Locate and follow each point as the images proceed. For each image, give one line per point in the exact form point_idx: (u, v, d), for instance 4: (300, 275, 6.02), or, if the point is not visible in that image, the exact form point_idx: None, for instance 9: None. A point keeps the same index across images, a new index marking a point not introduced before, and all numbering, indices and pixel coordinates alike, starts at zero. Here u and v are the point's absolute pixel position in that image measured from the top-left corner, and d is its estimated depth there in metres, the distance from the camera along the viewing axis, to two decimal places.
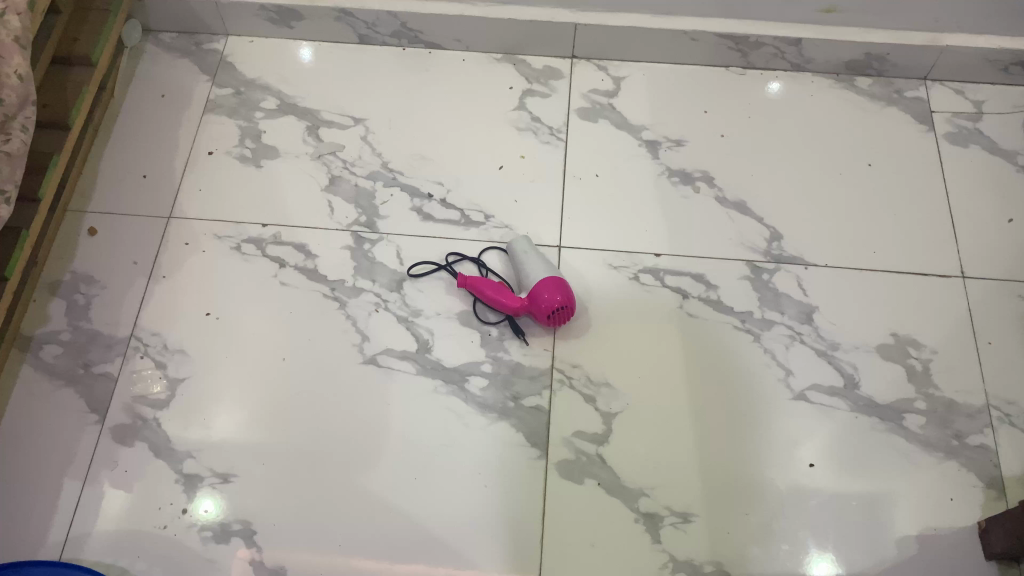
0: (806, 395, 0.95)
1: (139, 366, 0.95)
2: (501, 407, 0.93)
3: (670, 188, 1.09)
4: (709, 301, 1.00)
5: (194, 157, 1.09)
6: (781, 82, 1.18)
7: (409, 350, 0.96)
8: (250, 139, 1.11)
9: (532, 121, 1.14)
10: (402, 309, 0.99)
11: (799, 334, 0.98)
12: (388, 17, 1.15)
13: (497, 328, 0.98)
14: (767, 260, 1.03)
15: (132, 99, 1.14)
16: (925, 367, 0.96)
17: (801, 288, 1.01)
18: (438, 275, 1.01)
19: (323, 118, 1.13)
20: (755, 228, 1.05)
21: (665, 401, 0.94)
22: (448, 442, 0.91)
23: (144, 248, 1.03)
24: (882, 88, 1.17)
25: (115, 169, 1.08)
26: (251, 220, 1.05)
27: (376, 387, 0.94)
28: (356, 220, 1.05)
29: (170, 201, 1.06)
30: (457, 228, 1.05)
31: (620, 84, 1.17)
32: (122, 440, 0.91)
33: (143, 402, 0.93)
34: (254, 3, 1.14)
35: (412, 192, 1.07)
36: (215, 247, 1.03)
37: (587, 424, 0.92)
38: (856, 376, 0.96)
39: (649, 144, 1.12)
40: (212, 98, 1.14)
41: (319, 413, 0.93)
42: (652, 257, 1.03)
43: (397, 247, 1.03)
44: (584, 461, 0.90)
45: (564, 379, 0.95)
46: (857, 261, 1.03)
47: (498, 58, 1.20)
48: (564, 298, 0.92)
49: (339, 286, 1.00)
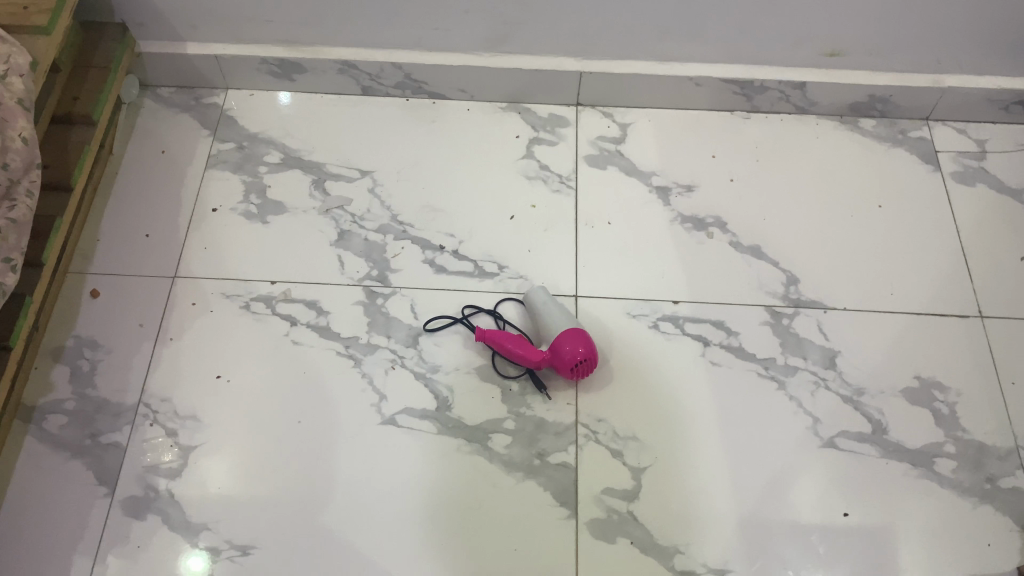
0: (835, 442, 0.93)
1: (149, 435, 0.91)
2: (527, 466, 0.90)
3: (683, 233, 1.08)
4: (731, 348, 0.99)
5: (198, 215, 1.06)
6: (786, 126, 1.19)
7: (429, 409, 0.93)
8: (256, 194, 1.09)
9: (542, 170, 1.13)
10: (419, 365, 0.96)
11: (824, 381, 0.97)
12: (393, 69, 1.14)
13: (518, 382, 0.95)
14: (786, 305, 1.02)
15: (131, 155, 1.12)
16: (951, 409, 0.95)
17: (821, 332, 1.00)
18: (455, 328, 0.99)
19: (329, 171, 1.11)
20: (771, 273, 1.05)
21: (694, 452, 0.92)
22: (474, 503, 0.88)
23: (149, 310, 0.99)
24: (885, 129, 1.19)
25: (116, 228, 1.05)
26: (259, 278, 1.02)
27: (397, 448, 0.91)
28: (367, 274, 1.03)
29: (175, 260, 1.03)
30: (472, 279, 1.03)
31: (626, 130, 1.17)
32: (134, 512, 0.86)
33: (155, 473, 0.89)
34: (257, 58, 1.13)
35: (424, 244, 1.05)
36: (223, 306, 0.99)
37: (616, 480, 0.90)
38: (885, 422, 0.94)
39: (660, 190, 1.12)
40: (214, 153, 1.12)
41: (337, 476, 0.89)
42: (671, 304, 1.02)
43: (411, 301, 1.01)
44: (617, 520, 0.87)
45: (589, 434, 0.92)
46: (876, 303, 1.03)
47: (503, 107, 1.19)
48: (586, 350, 0.90)
49: (353, 343, 0.97)
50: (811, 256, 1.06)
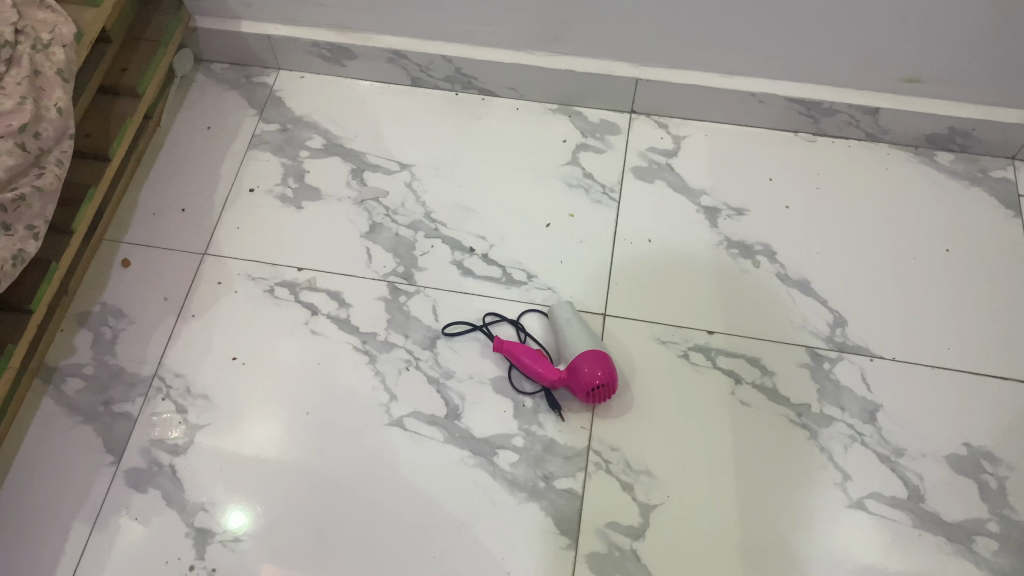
0: (864, 503, 0.86)
1: (159, 409, 0.91)
2: (531, 487, 0.86)
3: (727, 259, 1.02)
4: (763, 387, 0.93)
5: (235, 193, 1.06)
6: (853, 153, 1.11)
7: (438, 416, 0.90)
8: (293, 178, 1.08)
9: (585, 178, 1.09)
10: (434, 370, 0.93)
11: (861, 435, 0.90)
12: (443, 61, 1.11)
13: (532, 399, 0.91)
14: (829, 347, 0.96)
15: (177, 128, 1.12)
16: (1000, 484, 0.87)
17: (864, 381, 0.93)
18: (474, 335, 0.96)
19: (369, 161, 1.10)
20: (816, 310, 0.98)
21: (710, 495, 0.86)
22: (472, 520, 0.85)
23: (175, 284, 0.99)
24: (963, 166, 1.10)
25: (153, 199, 1.06)
26: (286, 263, 1.01)
27: (400, 453, 0.88)
28: (393, 270, 1.00)
29: (207, 237, 1.03)
30: (498, 286, 0.99)
31: (680, 143, 1.12)
32: (136, 484, 0.87)
33: (160, 448, 0.89)
34: (309, 41, 1.12)
35: (455, 245, 1.02)
36: (247, 288, 0.99)
37: (623, 515, 0.85)
38: (922, 488, 0.87)
39: (708, 211, 1.06)
40: (258, 133, 1.12)
41: (336, 474, 0.87)
42: (704, 333, 0.96)
43: (434, 302, 0.98)
44: (617, 556, 0.83)
45: (600, 463, 0.88)
46: (929, 355, 0.95)
47: (553, 108, 1.15)
48: (605, 374, 0.86)
49: (370, 339, 0.95)
50: (862, 296, 0.99)
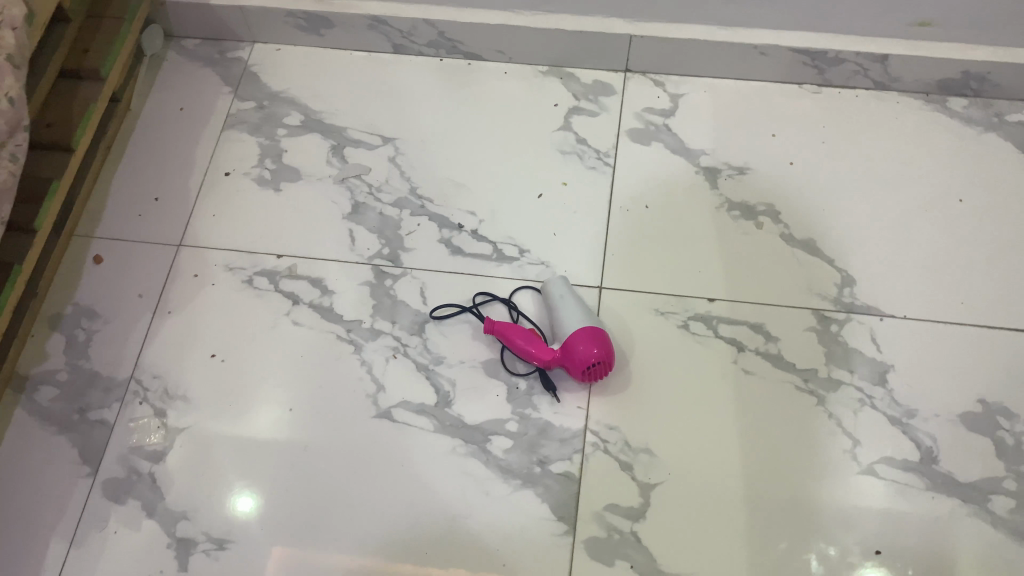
0: (874, 468, 0.82)
1: (136, 414, 0.88)
2: (526, 473, 0.83)
3: (729, 223, 0.97)
4: (767, 355, 0.88)
5: (209, 179, 1.02)
6: (862, 103, 1.05)
7: (428, 405, 0.87)
8: (271, 158, 1.03)
9: (578, 144, 1.03)
10: (422, 356, 0.90)
11: (871, 399, 0.86)
12: (425, 25, 1.05)
13: (526, 380, 0.88)
14: (837, 310, 0.91)
15: (149, 112, 1.08)
16: (1017, 441, 0.83)
17: (875, 342, 0.89)
18: (464, 317, 0.92)
19: (350, 136, 1.05)
20: (824, 273, 0.93)
21: (713, 471, 0.83)
22: (465, 512, 0.82)
23: (151, 280, 0.96)
24: (979, 112, 1.03)
25: (126, 190, 1.02)
26: (266, 251, 0.97)
27: (389, 444, 0.85)
28: (378, 252, 0.96)
29: (182, 228, 0.99)
30: (489, 264, 0.95)
31: (677, 102, 1.06)
32: (115, 496, 0.85)
33: (138, 455, 0.86)
34: (282, 11, 1.06)
35: (442, 222, 0.98)
36: (226, 279, 0.96)
37: (622, 496, 0.82)
38: (936, 449, 0.83)
39: (707, 171, 1.01)
40: (233, 113, 1.07)
41: (324, 470, 0.85)
42: (706, 302, 0.92)
43: (421, 284, 0.94)
44: (617, 540, 0.80)
45: (598, 443, 0.84)
46: (943, 312, 0.90)
47: (544, 71, 1.09)
48: (601, 352, 0.82)
49: (355, 327, 0.92)
50: (872, 257, 0.94)
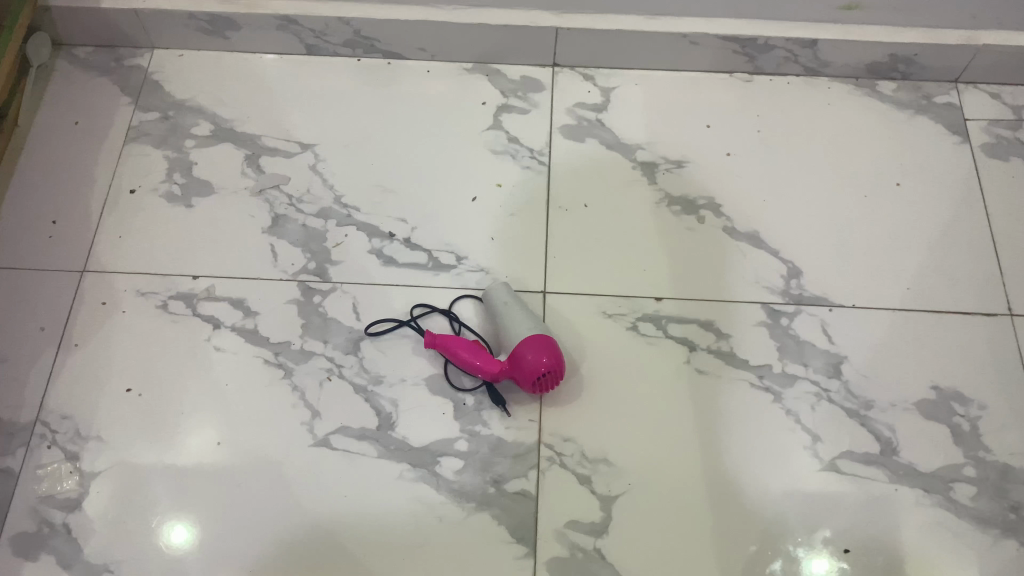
0: (836, 464, 0.80)
1: (44, 460, 0.79)
2: (480, 495, 0.78)
3: (671, 217, 0.94)
4: (720, 352, 0.86)
5: (113, 196, 0.93)
6: (793, 89, 1.04)
7: (369, 428, 0.81)
8: (180, 172, 0.95)
9: (510, 143, 0.98)
10: (360, 376, 0.84)
11: (827, 392, 0.84)
12: (340, 24, 0.99)
13: (473, 395, 0.83)
14: (786, 302, 0.89)
15: (40, 127, 0.98)
16: (973, 426, 0.82)
17: (826, 334, 0.87)
18: (402, 332, 0.86)
19: (265, 144, 0.97)
20: (769, 264, 0.91)
21: (675, 477, 0.79)
22: (418, 542, 0.76)
23: (53, 310, 0.87)
24: (908, 93, 1.03)
25: (19, 213, 0.92)
26: (181, 272, 0.89)
27: (329, 475, 0.79)
28: (303, 267, 0.89)
29: (85, 251, 0.90)
30: (425, 273, 0.89)
31: (609, 95, 1.03)
32: (25, 553, 0.75)
33: (49, 505, 0.77)
34: (183, 12, 0.98)
35: (371, 231, 0.92)
36: (137, 306, 0.87)
37: (583, 512, 0.78)
38: (895, 440, 0.82)
39: (645, 166, 0.97)
40: (135, 125, 0.98)
41: (258, 508, 0.77)
42: (653, 302, 0.88)
43: (353, 299, 0.88)
44: (581, 559, 0.76)
45: (554, 457, 0.80)
46: (889, 299, 0.89)
47: (469, 68, 1.04)
48: (551, 360, 0.77)
49: (284, 349, 0.85)
50: (816, 246, 0.93)
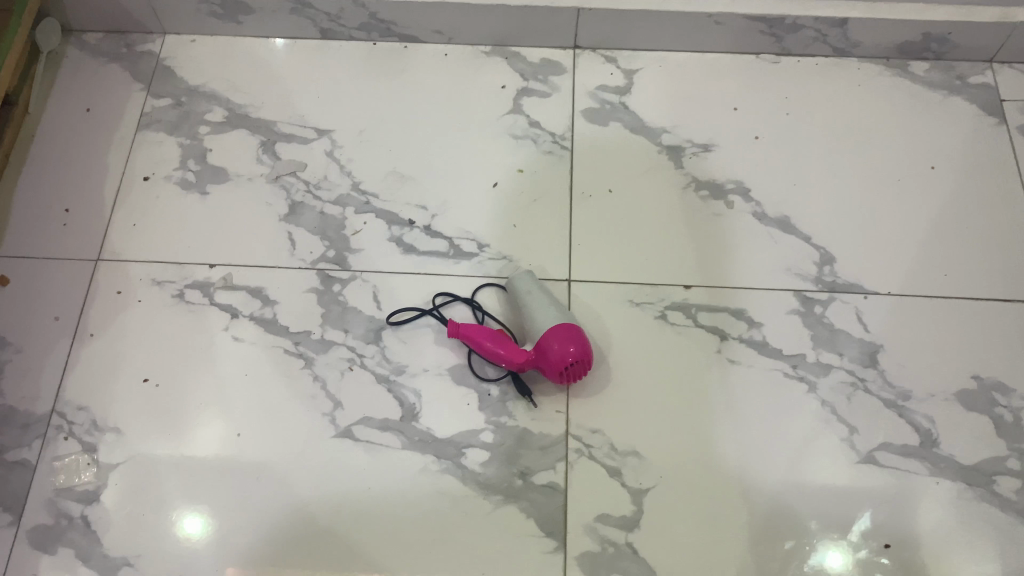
0: (874, 456, 0.78)
1: (61, 451, 0.77)
2: (507, 487, 0.76)
3: (698, 202, 0.91)
4: (752, 341, 0.83)
5: (127, 184, 0.91)
6: (821, 71, 1.01)
7: (392, 419, 0.79)
8: (194, 159, 0.93)
9: (531, 127, 0.96)
10: (382, 366, 0.81)
11: (862, 381, 0.82)
12: (355, 7, 0.97)
13: (498, 386, 0.80)
14: (818, 290, 0.86)
15: (51, 114, 0.96)
16: (1015, 417, 0.80)
17: (860, 322, 0.85)
18: (424, 321, 0.84)
19: (280, 130, 0.95)
20: (800, 249, 0.89)
21: (707, 469, 0.77)
22: (444, 535, 0.74)
23: (67, 299, 0.85)
24: (940, 74, 1.00)
25: (32, 201, 0.90)
26: (196, 260, 0.87)
27: (351, 468, 0.77)
28: (322, 255, 0.87)
29: (99, 239, 0.88)
30: (446, 261, 0.87)
31: (632, 78, 1.00)
32: (42, 546, 0.74)
33: (67, 497, 0.75)
34: None
35: (390, 218, 0.90)
36: (153, 295, 0.85)
37: (613, 505, 0.75)
38: (934, 432, 0.79)
39: (670, 150, 0.95)
40: (147, 112, 0.96)
41: (279, 501, 0.75)
42: (682, 290, 0.86)
43: (373, 287, 0.85)
44: (612, 554, 0.73)
45: (582, 449, 0.78)
46: (926, 285, 0.86)
47: (487, 51, 1.02)
48: (578, 351, 0.75)
49: (304, 339, 0.83)
50: (848, 231, 0.90)
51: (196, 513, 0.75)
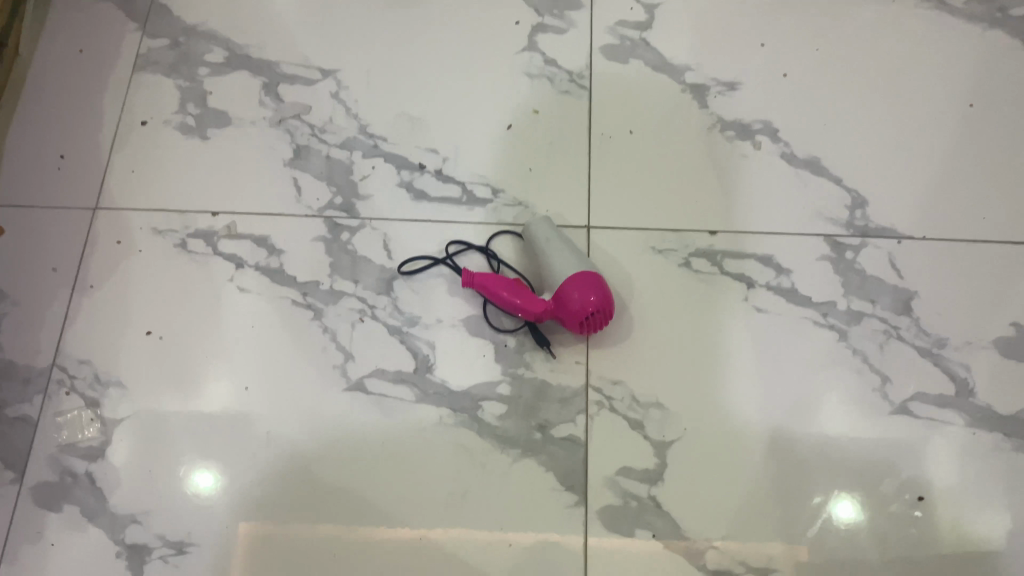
0: (908, 407, 0.75)
1: (64, 407, 0.75)
2: (526, 441, 0.73)
3: (723, 143, 0.87)
4: (780, 289, 0.79)
5: (124, 129, 0.87)
6: (854, 3, 0.95)
7: (405, 372, 0.76)
8: (194, 103, 0.89)
9: (547, 65, 0.91)
10: (394, 317, 0.78)
11: (896, 329, 0.78)
12: None
13: (515, 337, 0.77)
14: (850, 235, 0.82)
15: (43, 56, 0.92)
16: None
17: (894, 268, 0.81)
18: (437, 270, 0.80)
19: (283, 71, 0.90)
20: (831, 193, 0.84)
21: (733, 421, 0.74)
22: (461, 490, 0.71)
23: (65, 250, 0.81)
24: (981, 5, 0.94)
25: (26, 148, 0.86)
26: (199, 209, 0.83)
27: (364, 422, 0.74)
28: (329, 202, 0.83)
29: (97, 188, 0.84)
30: (459, 207, 0.83)
31: (653, 13, 0.94)
32: (47, 504, 0.72)
33: (71, 454, 0.73)
34: None
35: (400, 163, 0.85)
36: (154, 245, 0.82)
37: (636, 458, 0.73)
38: (971, 381, 0.76)
39: (694, 89, 0.90)
40: (143, 53, 0.92)
41: (290, 456, 0.73)
42: (707, 236, 0.82)
43: (384, 235, 0.82)
44: (635, 508, 0.71)
45: (603, 401, 0.75)
46: (964, 229, 0.82)
47: None
48: (599, 300, 0.71)
49: (312, 290, 0.79)
50: (882, 173, 0.85)
51: (202, 470, 0.73)
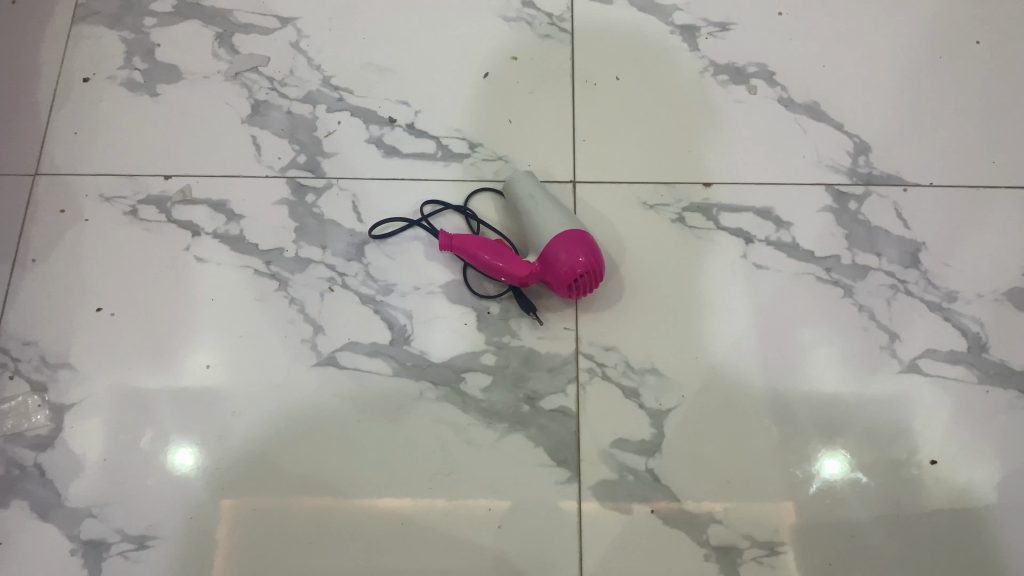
0: (919, 365, 0.70)
1: (7, 393, 0.69)
2: (513, 414, 0.68)
3: (717, 89, 0.81)
4: (780, 244, 0.74)
5: (64, 86, 0.80)
6: None
7: (381, 343, 0.70)
8: (141, 56, 0.81)
9: (525, 8, 0.84)
10: (367, 286, 0.72)
11: (904, 283, 0.73)
12: None
13: (498, 303, 0.72)
14: (854, 184, 0.77)
15: None
16: None
17: (900, 218, 0.76)
18: (412, 233, 0.74)
19: (238, 20, 0.83)
20: (832, 139, 0.79)
21: (734, 386, 0.69)
22: (444, 469, 0.66)
23: (3, 222, 0.74)
24: None
25: None
26: (150, 172, 0.76)
27: (337, 399, 0.68)
28: (292, 162, 0.77)
29: (36, 152, 0.77)
30: (434, 164, 0.77)
31: None
32: None
33: (17, 445, 0.67)
34: None
35: (369, 117, 0.79)
36: (102, 213, 0.75)
37: (631, 429, 0.68)
38: (984, 335, 0.71)
39: (684, 30, 0.83)
40: (83, 3, 0.84)
41: (258, 438, 0.67)
42: (701, 189, 0.76)
43: (353, 197, 0.75)
44: (632, 482, 0.66)
45: (595, 369, 0.70)
46: (973, 175, 0.77)
47: None
48: (588, 260, 0.66)
49: (277, 258, 0.73)
50: (885, 117, 0.80)
51: (164, 453, 0.67)
